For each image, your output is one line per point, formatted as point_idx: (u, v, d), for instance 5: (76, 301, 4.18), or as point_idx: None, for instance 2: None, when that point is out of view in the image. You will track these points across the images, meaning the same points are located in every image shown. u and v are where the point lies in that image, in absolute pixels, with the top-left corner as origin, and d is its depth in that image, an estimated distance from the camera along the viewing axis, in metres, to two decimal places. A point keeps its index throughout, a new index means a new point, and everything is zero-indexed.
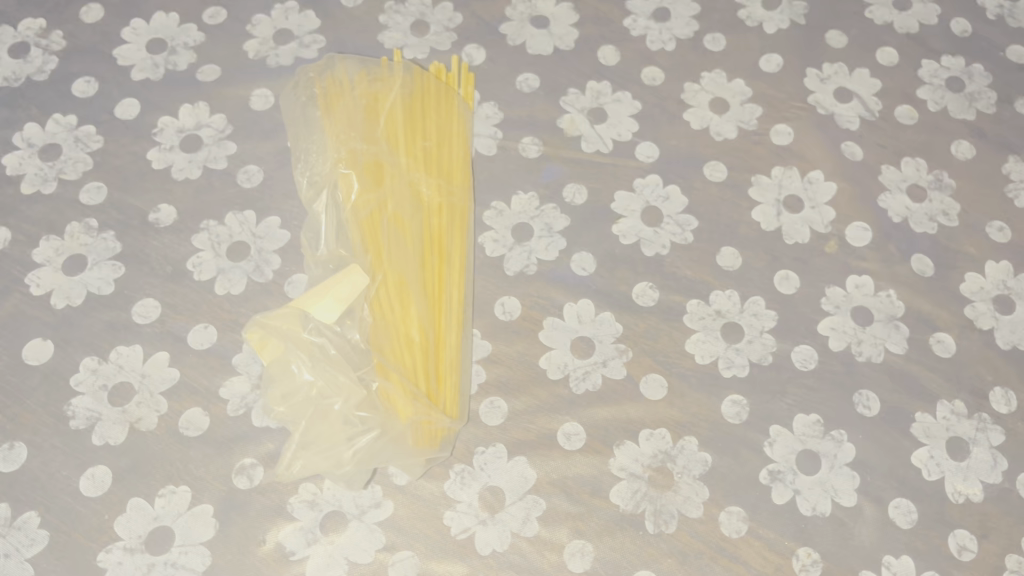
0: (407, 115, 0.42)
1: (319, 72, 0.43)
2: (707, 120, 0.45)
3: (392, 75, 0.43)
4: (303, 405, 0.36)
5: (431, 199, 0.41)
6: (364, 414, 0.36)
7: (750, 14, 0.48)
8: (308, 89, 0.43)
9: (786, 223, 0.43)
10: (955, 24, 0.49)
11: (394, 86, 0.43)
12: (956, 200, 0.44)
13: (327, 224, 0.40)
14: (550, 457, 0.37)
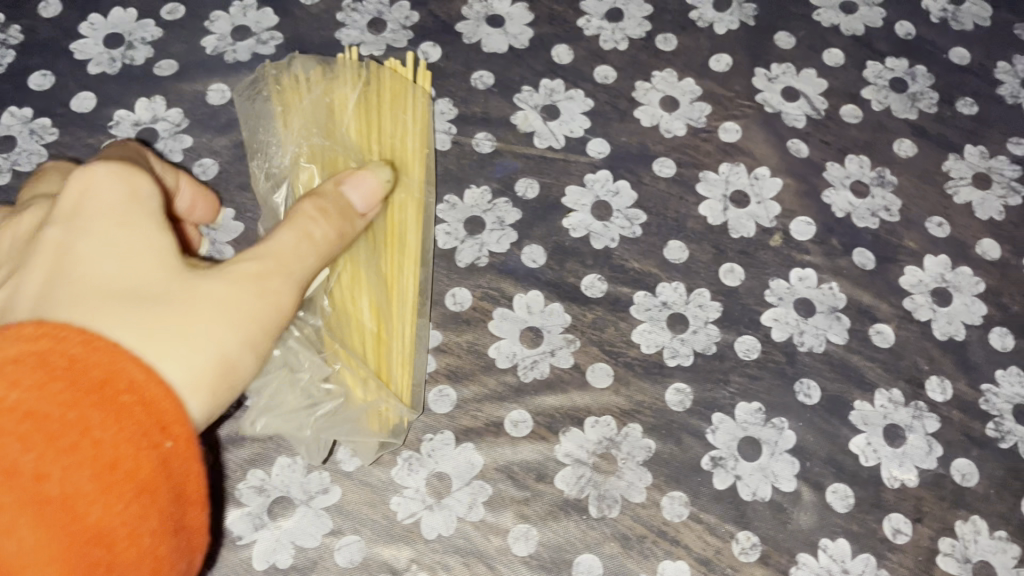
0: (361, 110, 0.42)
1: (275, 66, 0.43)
2: (657, 118, 0.46)
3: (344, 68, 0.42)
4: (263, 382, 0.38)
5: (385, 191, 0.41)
6: (327, 393, 0.39)
7: (701, 16, 0.50)
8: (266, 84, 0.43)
9: (732, 218, 0.44)
10: (899, 27, 0.50)
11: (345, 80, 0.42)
12: (898, 196, 0.45)
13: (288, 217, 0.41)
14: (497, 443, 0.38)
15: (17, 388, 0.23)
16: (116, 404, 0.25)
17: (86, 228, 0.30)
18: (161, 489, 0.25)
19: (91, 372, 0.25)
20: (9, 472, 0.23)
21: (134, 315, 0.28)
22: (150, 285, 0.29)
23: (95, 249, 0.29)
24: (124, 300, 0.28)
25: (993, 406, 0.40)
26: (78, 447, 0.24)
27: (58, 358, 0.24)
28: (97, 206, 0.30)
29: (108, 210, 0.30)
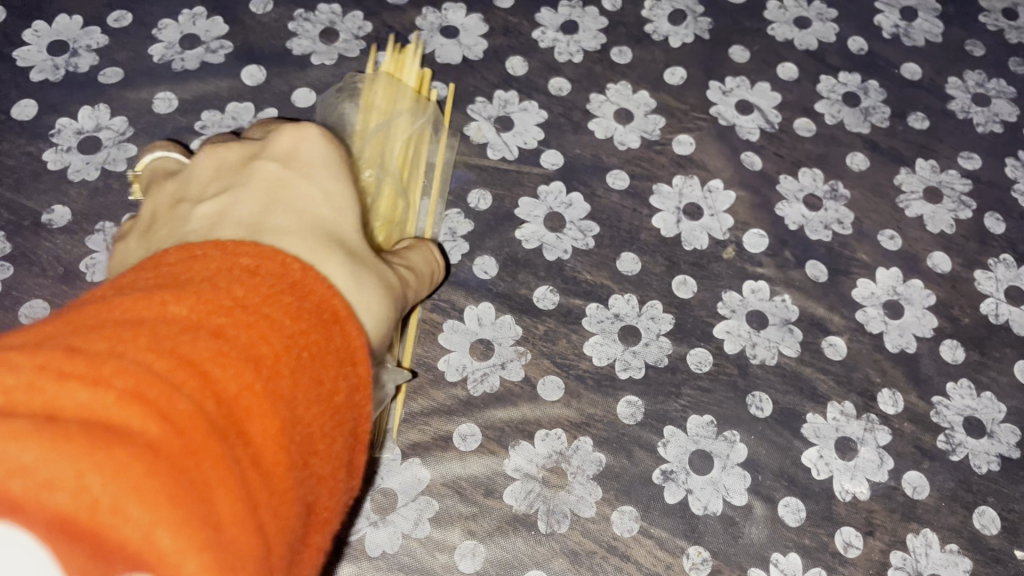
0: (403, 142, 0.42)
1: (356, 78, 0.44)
2: (612, 130, 0.46)
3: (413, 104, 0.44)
4: None
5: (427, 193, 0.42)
6: None
7: (657, 29, 0.50)
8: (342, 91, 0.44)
9: (685, 230, 0.43)
10: (852, 42, 0.51)
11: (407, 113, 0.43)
12: (850, 209, 0.45)
13: None
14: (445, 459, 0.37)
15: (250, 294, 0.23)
16: (326, 330, 0.24)
17: (306, 173, 0.30)
18: (345, 422, 0.25)
19: (310, 296, 0.25)
20: (252, 363, 0.22)
21: (343, 269, 0.28)
22: (352, 239, 0.29)
23: (311, 188, 0.30)
24: (321, 233, 0.28)
25: (944, 418, 0.40)
26: (293, 359, 0.23)
27: (271, 268, 0.25)
28: (317, 158, 0.31)
29: (325, 163, 0.31)
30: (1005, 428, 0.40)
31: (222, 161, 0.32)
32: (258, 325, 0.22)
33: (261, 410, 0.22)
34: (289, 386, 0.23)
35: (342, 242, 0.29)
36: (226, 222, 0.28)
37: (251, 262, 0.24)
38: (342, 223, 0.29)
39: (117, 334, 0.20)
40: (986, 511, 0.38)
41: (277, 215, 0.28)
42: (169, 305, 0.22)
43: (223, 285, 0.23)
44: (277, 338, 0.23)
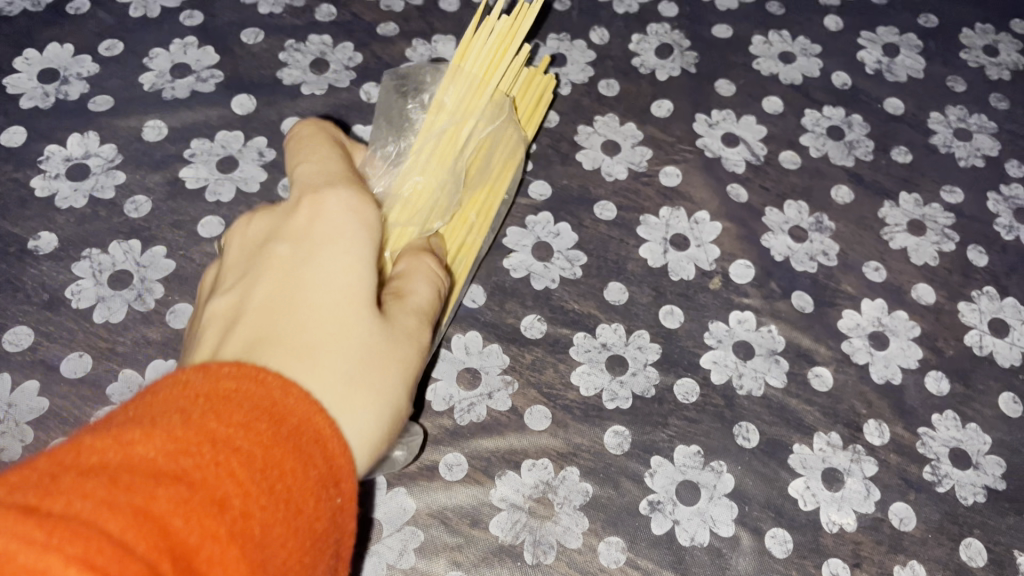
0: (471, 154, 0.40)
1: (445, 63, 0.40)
2: (599, 161, 0.47)
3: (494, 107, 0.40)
4: None
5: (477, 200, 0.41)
6: None
7: (643, 62, 0.51)
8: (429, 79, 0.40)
9: (672, 260, 0.44)
10: (836, 77, 0.52)
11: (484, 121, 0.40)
12: (835, 241, 0.46)
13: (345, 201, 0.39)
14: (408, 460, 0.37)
15: (225, 421, 0.22)
16: (313, 452, 0.24)
17: (315, 254, 0.30)
18: (326, 546, 0.24)
19: (291, 419, 0.24)
20: (221, 506, 0.21)
21: (339, 371, 0.28)
22: (357, 333, 0.29)
23: (314, 278, 0.30)
24: (313, 340, 0.28)
25: (930, 449, 0.40)
26: (266, 491, 0.22)
27: (250, 389, 0.24)
28: (329, 233, 0.31)
29: (336, 237, 0.31)
30: (990, 459, 0.40)
31: (248, 235, 0.33)
32: (229, 461, 0.22)
33: (226, 558, 0.20)
34: (261, 528, 0.21)
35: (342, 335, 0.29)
36: (234, 330, 0.29)
37: (231, 385, 0.24)
38: (348, 316, 0.29)
39: (73, 487, 0.19)
40: (972, 543, 0.38)
41: (276, 320, 0.29)
42: (133, 446, 0.20)
43: (196, 417, 0.22)
44: (248, 473, 0.22)
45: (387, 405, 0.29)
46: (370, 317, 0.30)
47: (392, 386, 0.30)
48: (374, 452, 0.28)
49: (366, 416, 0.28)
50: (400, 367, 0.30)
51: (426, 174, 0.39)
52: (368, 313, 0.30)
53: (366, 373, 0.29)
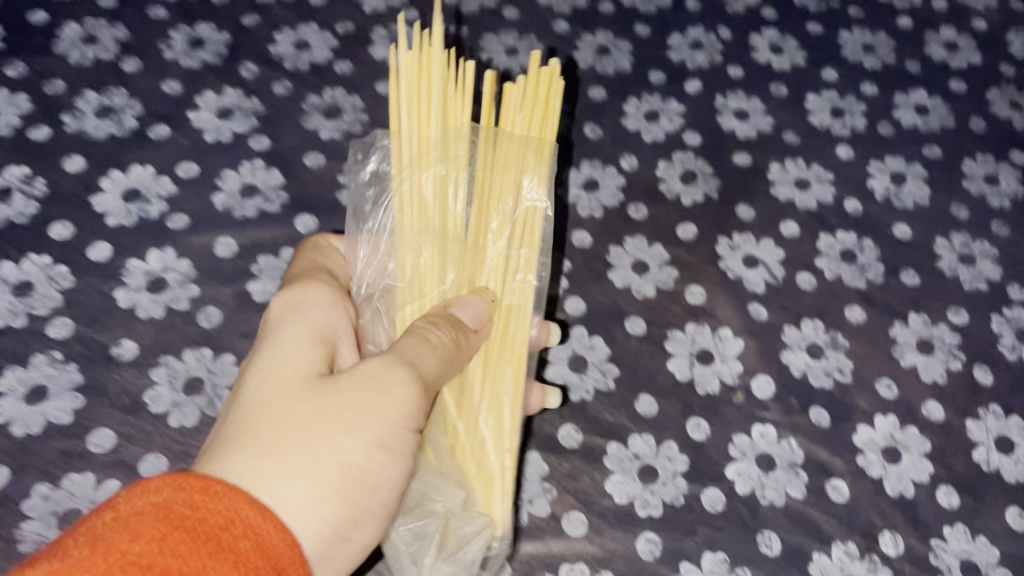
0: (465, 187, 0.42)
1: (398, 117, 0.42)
2: (629, 280, 0.51)
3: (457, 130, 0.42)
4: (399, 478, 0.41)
5: (487, 218, 0.43)
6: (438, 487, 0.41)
7: (669, 188, 0.55)
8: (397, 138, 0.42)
9: (698, 374, 0.47)
10: (848, 203, 0.56)
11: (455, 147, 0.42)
12: (849, 358, 0.49)
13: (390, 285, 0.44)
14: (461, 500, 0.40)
15: (140, 539, 0.28)
16: (219, 538, 0.29)
17: (256, 363, 0.37)
18: None
19: (209, 518, 0.30)
20: None
21: (265, 449, 0.33)
22: (283, 423, 0.34)
23: (253, 381, 0.36)
24: (244, 436, 0.34)
25: (942, 561, 0.43)
26: None
27: (169, 513, 0.29)
28: (267, 347, 0.38)
29: (269, 347, 0.37)
30: (999, 571, 0.43)
31: None
32: None
33: None
34: None
35: (276, 421, 0.34)
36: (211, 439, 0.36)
37: (149, 511, 0.29)
38: (278, 400, 0.35)
39: None
40: None
41: (228, 423, 0.35)
42: None
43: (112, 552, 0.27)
44: None
45: (338, 468, 0.34)
46: (313, 391, 0.35)
47: (336, 450, 0.34)
48: (323, 497, 0.33)
49: (309, 485, 0.33)
50: (349, 427, 0.34)
51: (413, 244, 0.43)
52: (312, 389, 0.35)
53: (301, 443, 0.34)
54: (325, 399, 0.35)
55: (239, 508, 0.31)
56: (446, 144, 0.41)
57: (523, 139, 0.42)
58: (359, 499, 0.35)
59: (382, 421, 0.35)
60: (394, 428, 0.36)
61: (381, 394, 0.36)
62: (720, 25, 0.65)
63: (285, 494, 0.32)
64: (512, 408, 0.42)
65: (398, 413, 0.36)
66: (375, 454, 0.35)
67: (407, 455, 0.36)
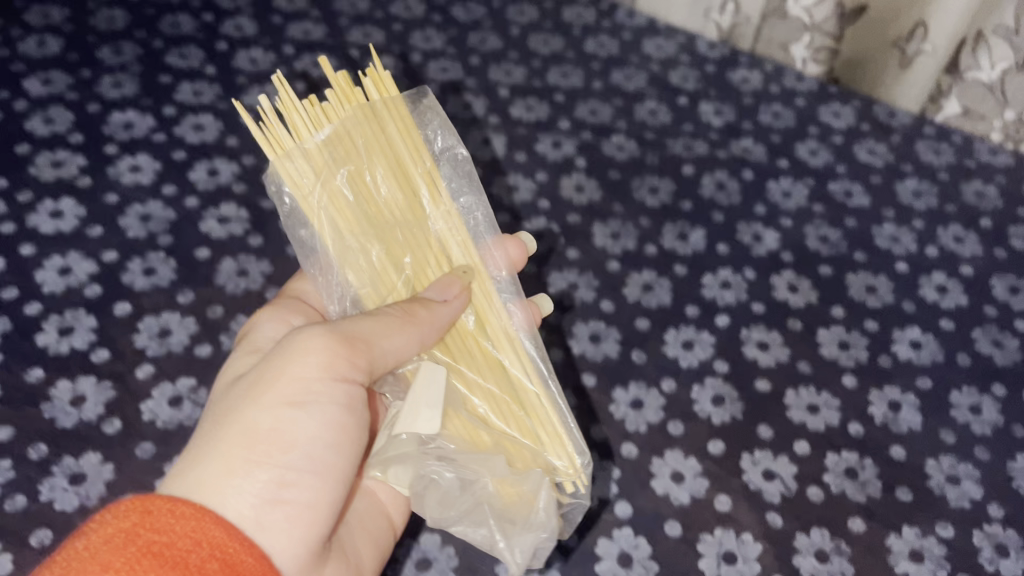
0: (381, 168, 0.50)
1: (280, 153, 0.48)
2: (668, 487, 0.62)
3: (334, 119, 0.48)
4: (463, 497, 0.48)
5: (408, 183, 0.50)
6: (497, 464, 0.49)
7: (702, 408, 0.67)
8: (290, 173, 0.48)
9: (724, 572, 0.58)
10: (852, 427, 0.67)
11: (348, 133, 0.48)
12: (851, 563, 0.59)
13: (369, 289, 0.51)
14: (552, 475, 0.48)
15: (112, 570, 0.38)
16: (164, 540, 0.40)
17: (209, 407, 0.50)
18: None
19: (175, 543, 0.40)
20: None
21: (200, 454, 0.45)
22: (211, 433, 0.46)
23: (207, 415, 0.48)
24: (188, 452, 0.46)
25: None
26: None
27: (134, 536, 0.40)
28: (217, 396, 0.50)
29: (220, 396, 0.50)
30: None
31: None
32: None
33: None
34: None
35: (210, 430, 0.46)
36: None
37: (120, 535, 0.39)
38: (214, 420, 0.47)
39: None
40: None
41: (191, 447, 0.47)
42: None
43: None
44: None
45: (247, 436, 0.45)
46: (237, 397, 0.47)
47: (245, 422, 0.45)
48: (250, 466, 0.44)
49: (226, 453, 0.44)
50: (259, 402, 0.46)
51: (362, 242, 0.50)
52: (240, 392, 0.47)
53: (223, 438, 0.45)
54: (245, 398, 0.46)
55: (190, 529, 0.41)
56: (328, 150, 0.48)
57: (377, 113, 0.49)
58: (274, 455, 0.45)
59: (282, 384, 0.46)
60: (299, 386, 0.46)
61: (287, 378, 0.46)
62: (746, 267, 0.78)
63: (209, 474, 0.44)
64: (518, 359, 0.51)
65: (309, 370, 0.46)
66: (278, 411, 0.45)
67: (324, 402, 0.46)
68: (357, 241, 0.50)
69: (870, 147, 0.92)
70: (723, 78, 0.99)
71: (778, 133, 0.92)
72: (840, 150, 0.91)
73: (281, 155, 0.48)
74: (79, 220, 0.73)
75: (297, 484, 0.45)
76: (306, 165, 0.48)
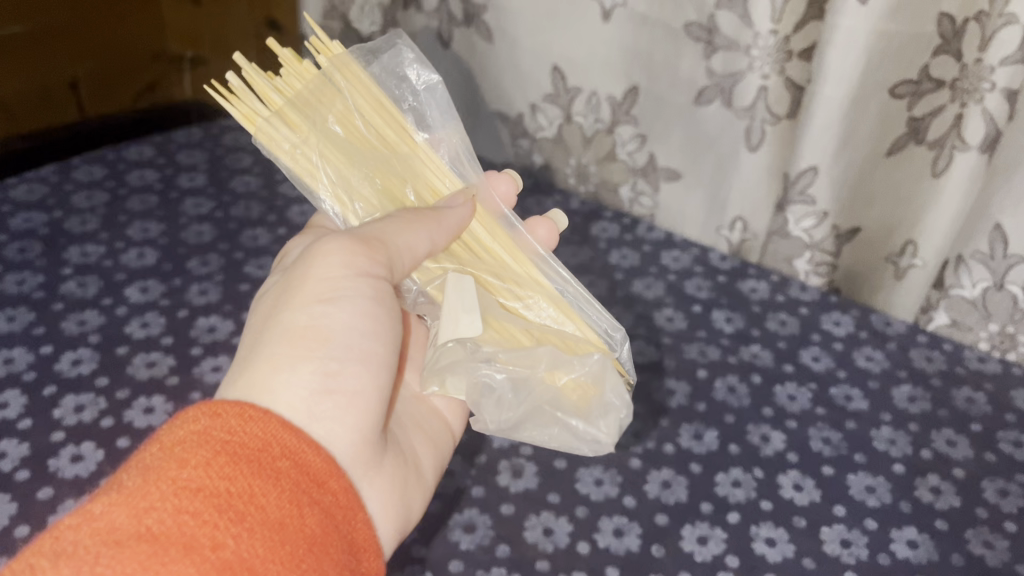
0: (349, 111, 0.69)
1: (264, 123, 0.66)
2: None
3: (298, 83, 0.68)
4: (517, 381, 0.66)
5: (375, 119, 0.71)
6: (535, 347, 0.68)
7: None
8: (278, 136, 0.67)
9: None
10: None
11: (312, 89, 0.68)
12: None
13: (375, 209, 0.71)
14: (599, 363, 0.66)
15: (191, 460, 0.50)
16: (233, 432, 0.52)
17: (250, 330, 0.65)
18: (278, 474, 0.52)
19: (246, 439, 0.52)
20: (195, 499, 0.48)
21: (254, 360, 0.60)
22: (261, 340, 0.61)
23: (251, 334, 0.64)
24: (243, 361, 0.61)
25: None
26: (226, 478, 0.49)
27: (202, 436, 0.52)
28: (255, 320, 0.66)
29: (258, 318, 0.66)
30: None
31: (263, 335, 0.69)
32: (199, 473, 0.49)
33: (210, 515, 0.47)
34: (218, 500, 0.48)
35: (261, 336, 0.62)
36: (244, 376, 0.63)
37: (190, 437, 0.51)
38: (258, 334, 0.62)
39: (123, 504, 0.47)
40: None
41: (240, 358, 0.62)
42: (142, 483, 0.48)
43: (178, 462, 0.50)
44: (209, 479, 0.49)
45: (292, 334, 0.60)
46: (278, 309, 0.63)
47: (291, 325, 0.61)
48: (300, 364, 0.59)
49: (279, 348, 0.60)
50: (298, 306, 0.62)
51: (358, 176, 0.70)
52: (280, 303, 0.63)
53: (274, 339, 0.60)
54: (286, 305, 0.62)
55: (256, 428, 0.54)
56: (302, 109, 0.67)
57: (331, 71, 0.69)
58: (319, 350, 0.60)
59: (316, 289, 0.62)
60: (328, 290, 0.62)
61: (317, 286, 0.62)
62: (755, 466, 0.86)
63: (268, 366, 0.58)
64: (523, 263, 0.73)
65: (336, 274, 0.63)
66: (316, 312, 0.62)
67: (351, 302, 0.63)
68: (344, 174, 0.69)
69: (868, 353, 1.02)
70: (734, 286, 1.11)
71: (784, 339, 1.03)
72: (840, 356, 1.01)
73: (267, 125, 0.66)
74: (167, 414, 0.84)
75: (342, 373, 0.60)
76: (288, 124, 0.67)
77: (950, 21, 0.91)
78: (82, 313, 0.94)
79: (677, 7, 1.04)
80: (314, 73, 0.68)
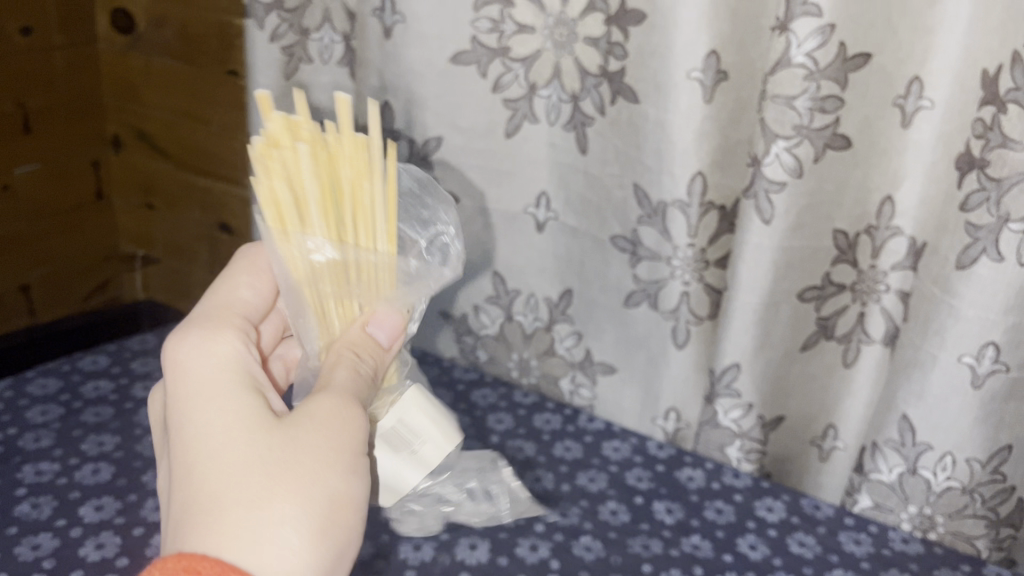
0: (357, 204, 0.73)
1: (283, 189, 0.70)
2: None
3: (334, 157, 0.70)
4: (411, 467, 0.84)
5: (371, 221, 0.75)
6: None
7: None
8: (278, 205, 0.71)
9: None
10: None
11: (341, 171, 0.71)
12: None
13: (324, 289, 0.77)
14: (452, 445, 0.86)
15: None
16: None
17: (233, 442, 0.64)
18: None
19: None
20: None
21: (276, 512, 0.61)
22: (283, 486, 0.62)
23: (246, 455, 0.63)
24: (258, 498, 0.61)
25: None
26: None
27: None
28: (233, 433, 0.65)
29: (240, 431, 0.65)
30: None
31: None
32: None
33: None
34: None
35: (281, 498, 0.62)
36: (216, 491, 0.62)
37: None
38: (263, 467, 0.63)
39: None
40: None
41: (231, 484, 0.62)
42: None
43: None
44: None
45: (334, 504, 0.64)
46: (302, 452, 0.64)
47: (327, 490, 0.64)
48: (327, 529, 0.63)
49: (317, 516, 0.62)
50: (335, 472, 0.65)
51: (323, 266, 0.75)
52: (303, 450, 0.65)
53: (313, 510, 0.62)
54: (325, 464, 0.65)
55: None
56: (326, 205, 0.72)
57: (361, 165, 0.71)
58: (342, 525, 0.64)
59: (352, 461, 0.67)
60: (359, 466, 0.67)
61: (346, 451, 0.66)
62: None
63: (299, 540, 0.61)
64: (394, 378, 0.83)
65: (359, 447, 0.68)
66: (353, 486, 0.66)
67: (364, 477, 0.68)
68: (320, 282, 0.76)
69: (801, 539, 1.07)
70: (672, 476, 1.16)
71: (721, 528, 1.08)
72: (775, 542, 1.06)
73: (283, 190, 0.70)
74: None
75: (355, 544, 0.66)
76: (297, 199, 0.71)
77: (844, 236, 1.03)
78: (35, 536, 0.95)
79: (604, 222, 1.16)
80: (347, 156, 0.71)
